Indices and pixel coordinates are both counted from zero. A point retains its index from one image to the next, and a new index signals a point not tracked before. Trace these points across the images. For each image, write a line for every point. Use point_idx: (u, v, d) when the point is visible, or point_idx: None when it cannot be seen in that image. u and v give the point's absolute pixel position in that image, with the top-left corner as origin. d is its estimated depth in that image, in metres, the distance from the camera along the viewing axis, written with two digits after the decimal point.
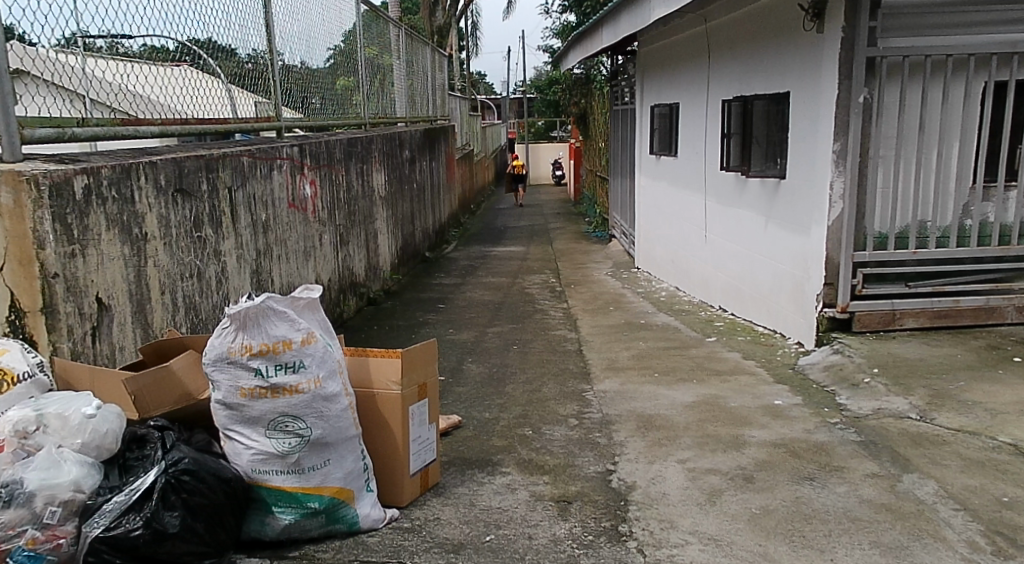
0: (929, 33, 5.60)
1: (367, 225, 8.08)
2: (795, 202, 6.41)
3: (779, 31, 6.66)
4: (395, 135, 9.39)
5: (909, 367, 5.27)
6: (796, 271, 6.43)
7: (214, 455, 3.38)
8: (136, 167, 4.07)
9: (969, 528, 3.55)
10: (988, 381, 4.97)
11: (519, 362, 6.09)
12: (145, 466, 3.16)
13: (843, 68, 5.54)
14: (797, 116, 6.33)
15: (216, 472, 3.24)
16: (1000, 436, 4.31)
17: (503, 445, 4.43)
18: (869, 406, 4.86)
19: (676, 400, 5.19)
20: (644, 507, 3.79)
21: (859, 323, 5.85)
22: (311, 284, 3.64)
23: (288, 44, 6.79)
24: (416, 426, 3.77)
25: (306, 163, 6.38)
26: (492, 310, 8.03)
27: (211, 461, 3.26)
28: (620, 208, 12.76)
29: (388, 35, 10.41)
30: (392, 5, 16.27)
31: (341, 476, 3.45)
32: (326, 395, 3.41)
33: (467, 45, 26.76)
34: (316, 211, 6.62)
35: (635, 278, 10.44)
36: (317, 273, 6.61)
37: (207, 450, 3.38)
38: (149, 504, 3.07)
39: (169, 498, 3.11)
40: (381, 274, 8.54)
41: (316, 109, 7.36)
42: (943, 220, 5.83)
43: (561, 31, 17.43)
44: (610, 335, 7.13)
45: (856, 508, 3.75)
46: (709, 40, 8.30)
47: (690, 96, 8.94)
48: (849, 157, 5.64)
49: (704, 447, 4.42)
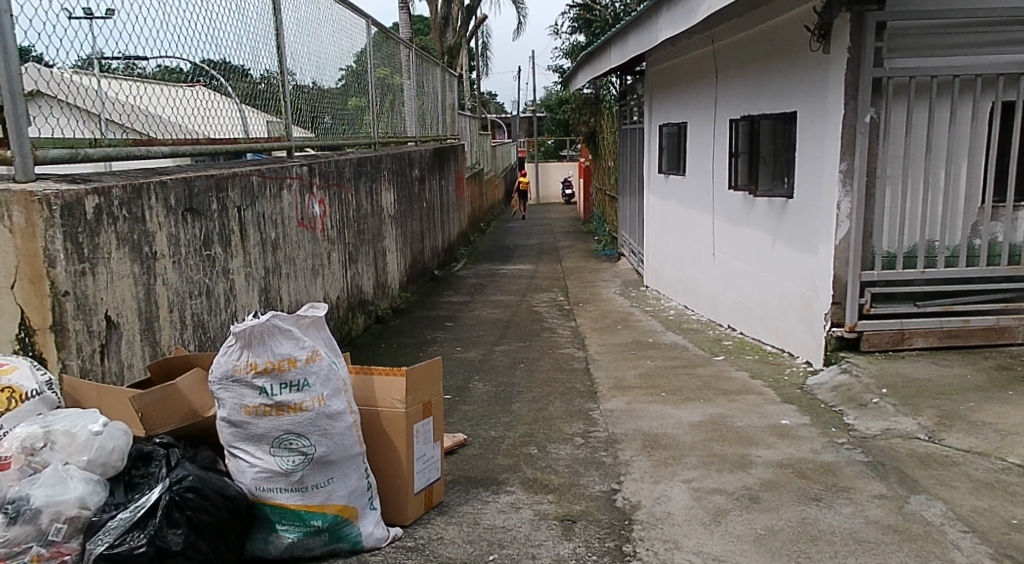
0: (936, 53, 5.59)
1: (376, 243, 8.12)
2: (803, 221, 6.41)
3: (786, 51, 6.70)
4: (405, 154, 9.46)
5: (918, 387, 5.25)
6: (804, 290, 6.42)
7: (218, 472, 3.40)
8: (147, 187, 4.12)
9: (978, 550, 3.53)
10: (998, 401, 4.93)
11: (527, 380, 6.09)
12: (150, 483, 3.18)
13: (850, 87, 5.57)
14: (805, 135, 6.34)
15: (220, 490, 3.25)
16: (1010, 458, 4.28)
17: (509, 464, 4.43)
18: (876, 426, 4.84)
19: (683, 419, 5.18)
20: (649, 526, 3.78)
21: (867, 342, 5.83)
22: (317, 302, 3.67)
23: (300, 65, 6.87)
24: (421, 443, 3.78)
25: (315, 182, 6.44)
26: (500, 328, 8.04)
27: (215, 479, 3.28)
28: (629, 227, 12.77)
29: (399, 55, 10.51)
30: (403, 26, 16.44)
31: (345, 494, 3.46)
32: (330, 412, 3.42)
33: (478, 65, 26.95)
34: (325, 230, 6.67)
35: (644, 297, 10.44)
36: (325, 290, 6.65)
37: (212, 468, 3.40)
38: (153, 521, 3.07)
39: (173, 515, 3.11)
40: (389, 292, 8.58)
41: (327, 128, 7.43)
42: (952, 240, 5.81)
43: (570, 52, 17.55)
44: (618, 354, 7.13)
45: (863, 529, 3.74)
46: (716, 60, 8.34)
47: (699, 116, 8.97)
48: (856, 176, 5.66)
49: (710, 467, 4.41)
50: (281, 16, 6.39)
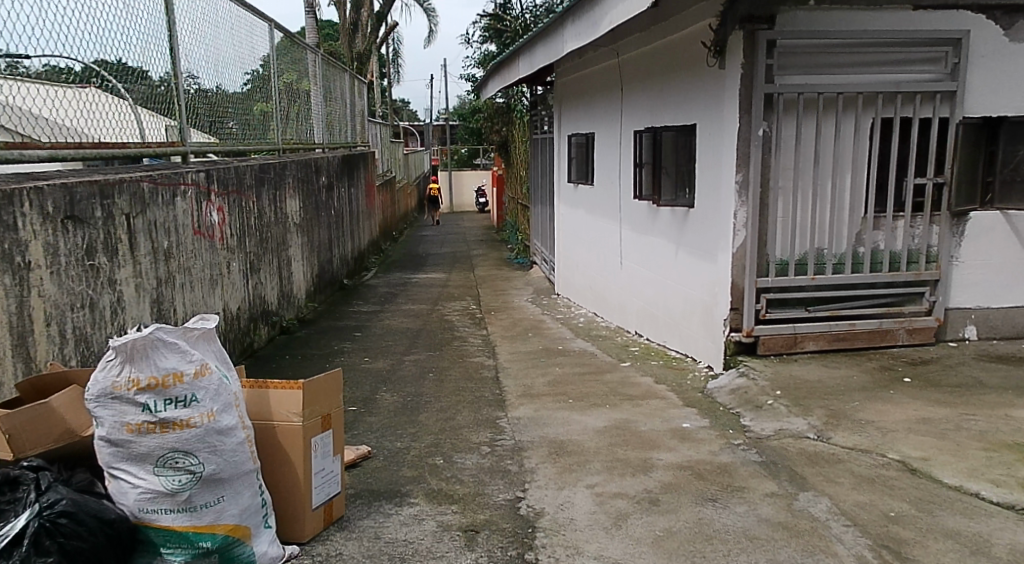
0: (822, 71, 5.87)
1: (280, 252, 8.02)
2: (703, 229, 6.64)
3: (685, 66, 6.93)
4: (311, 161, 9.37)
5: (809, 388, 5.51)
6: (705, 297, 6.65)
7: (95, 495, 3.32)
8: (18, 194, 4.02)
9: (858, 543, 3.73)
10: (881, 401, 5.22)
11: (435, 390, 6.13)
12: (16, 510, 3.09)
13: (743, 102, 5.82)
14: (704, 147, 6.58)
15: (96, 513, 3.21)
16: (890, 453, 4.53)
17: (413, 476, 4.47)
18: (771, 427, 5.06)
19: (588, 425, 5.31)
20: (551, 533, 3.88)
21: (763, 346, 6.08)
22: (206, 315, 3.64)
23: (198, 67, 6.74)
24: (319, 457, 3.79)
25: (213, 189, 6.34)
26: (409, 338, 8.04)
27: (91, 502, 3.23)
28: (541, 235, 12.93)
29: (305, 60, 10.41)
30: (309, 30, 16.25)
31: (236, 513, 3.44)
32: (220, 428, 3.40)
33: (388, 71, 26.81)
34: (223, 238, 6.57)
35: (556, 305, 10.60)
36: (225, 301, 6.54)
37: (88, 490, 3.32)
38: (19, 550, 3.00)
39: (43, 543, 3.04)
40: (294, 302, 8.49)
41: (229, 133, 7.32)
42: (839, 248, 6.10)
43: (482, 60, 17.67)
44: (527, 361, 7.23)
45: (755, 527, 3.91)
46: (621, 72, 8.55)
47: (605, 127, 9.18)
48: (751, 187, 5.90)
49: (613, 471, 4.54)
50: (176, 18, 6.26)
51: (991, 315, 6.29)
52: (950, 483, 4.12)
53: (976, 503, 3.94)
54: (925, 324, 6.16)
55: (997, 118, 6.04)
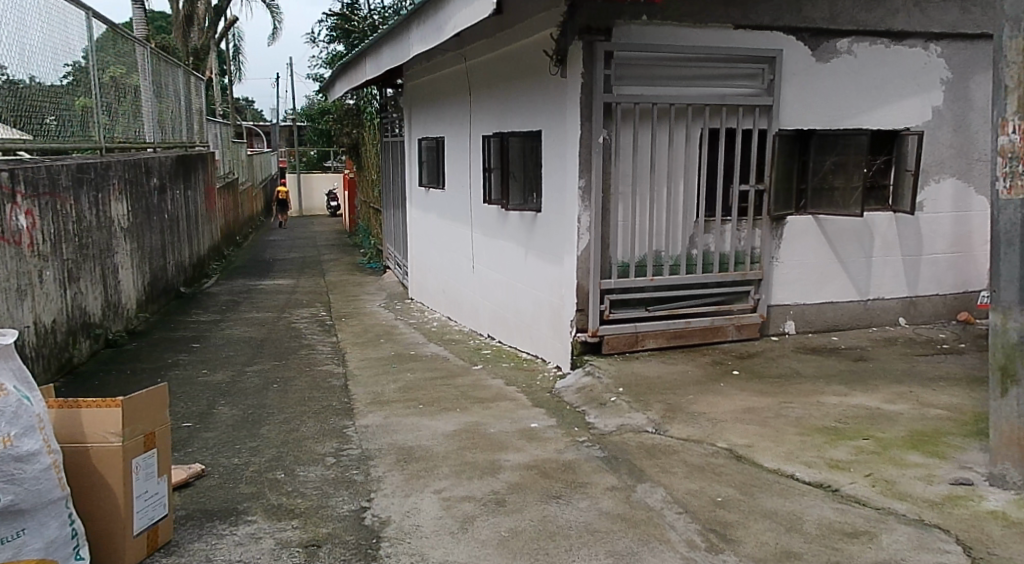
0: (657, 82, 6.12)
1: (103, 259, 7.61)
2: (550, 232, 6.79)
3: (529, 73, 7.07)
4: (139, 161, 8.93)
5: (649, 384, 5.74)
6: (553, 299, 6.80)
7: None
8: None
9: (689, 528, 3.86)
10: (713, 393, 5.51)
11: (278, 401, 5.98)
12: None
13: (584, 110, 5.99)
14: (549, 153, 6.73)
15: None
16: (719, 442, 4.77)
17: (251, 492, 4.34)
18: (613, 422, 5.24)
19: (437, 429, 5.32)
20: (396, 542, 3.86)
21: (608, 345, 6.28)
22: (6, 332, 3.42)
23: (7, 57, 6.28)
24: (140, 480, 3.62)
25: (19, 191, 5.95)
26: (253, 347, 7.81)
27: None
28: (393, 239, 12.85)
29: (133, 54, 9.92)
30: (138, 24, 15.46)
31: (39, 547, 3.25)
32: (18, 455, 3.19)
33: (229, 69, 25.87)
34: (34, 244, 6.16)
35: (409, 309, 10.57)
36: (37, 314, 6.12)
37: None
38: None
39: None
40: (123, 313, 8.06)
41: (44, 130, 6.87)
42: (675, 250, 6.38)
43: (329, 61, 17.37)
44: (377, 368, 7.17)
45: (595, 520, 4.02)
46: (468, 77, 8.62)
47: (454, 131, 9.23)
48: (594, 193, 6.09)
49: (461, 475, 4.57)
50: None
51: (807, 311, 6.76)
52: (770, 467, 4.36)
53: (793, 483, 4.15)
54: (751, 320, 6.56)
55: (808, 131, 6.49)
